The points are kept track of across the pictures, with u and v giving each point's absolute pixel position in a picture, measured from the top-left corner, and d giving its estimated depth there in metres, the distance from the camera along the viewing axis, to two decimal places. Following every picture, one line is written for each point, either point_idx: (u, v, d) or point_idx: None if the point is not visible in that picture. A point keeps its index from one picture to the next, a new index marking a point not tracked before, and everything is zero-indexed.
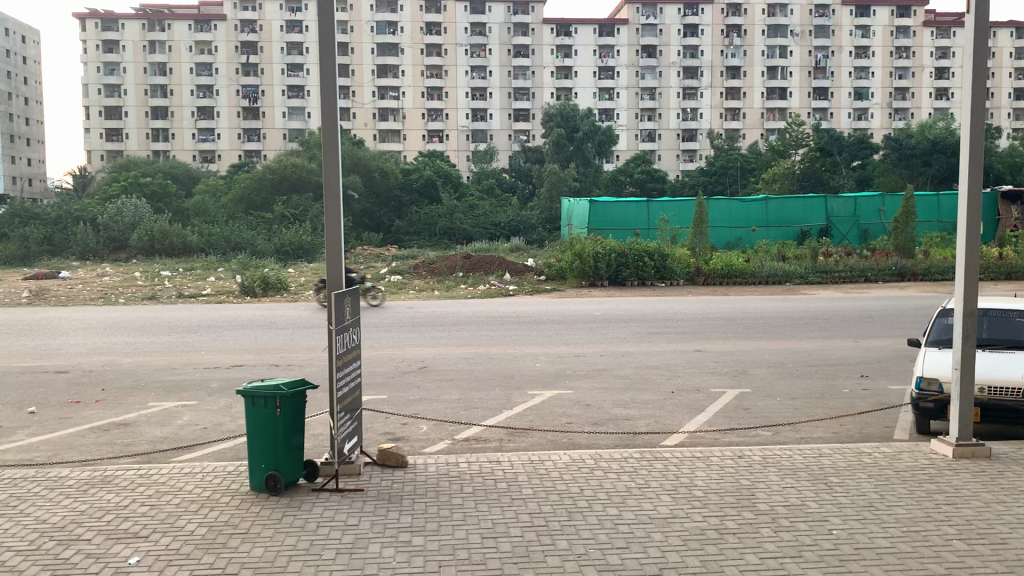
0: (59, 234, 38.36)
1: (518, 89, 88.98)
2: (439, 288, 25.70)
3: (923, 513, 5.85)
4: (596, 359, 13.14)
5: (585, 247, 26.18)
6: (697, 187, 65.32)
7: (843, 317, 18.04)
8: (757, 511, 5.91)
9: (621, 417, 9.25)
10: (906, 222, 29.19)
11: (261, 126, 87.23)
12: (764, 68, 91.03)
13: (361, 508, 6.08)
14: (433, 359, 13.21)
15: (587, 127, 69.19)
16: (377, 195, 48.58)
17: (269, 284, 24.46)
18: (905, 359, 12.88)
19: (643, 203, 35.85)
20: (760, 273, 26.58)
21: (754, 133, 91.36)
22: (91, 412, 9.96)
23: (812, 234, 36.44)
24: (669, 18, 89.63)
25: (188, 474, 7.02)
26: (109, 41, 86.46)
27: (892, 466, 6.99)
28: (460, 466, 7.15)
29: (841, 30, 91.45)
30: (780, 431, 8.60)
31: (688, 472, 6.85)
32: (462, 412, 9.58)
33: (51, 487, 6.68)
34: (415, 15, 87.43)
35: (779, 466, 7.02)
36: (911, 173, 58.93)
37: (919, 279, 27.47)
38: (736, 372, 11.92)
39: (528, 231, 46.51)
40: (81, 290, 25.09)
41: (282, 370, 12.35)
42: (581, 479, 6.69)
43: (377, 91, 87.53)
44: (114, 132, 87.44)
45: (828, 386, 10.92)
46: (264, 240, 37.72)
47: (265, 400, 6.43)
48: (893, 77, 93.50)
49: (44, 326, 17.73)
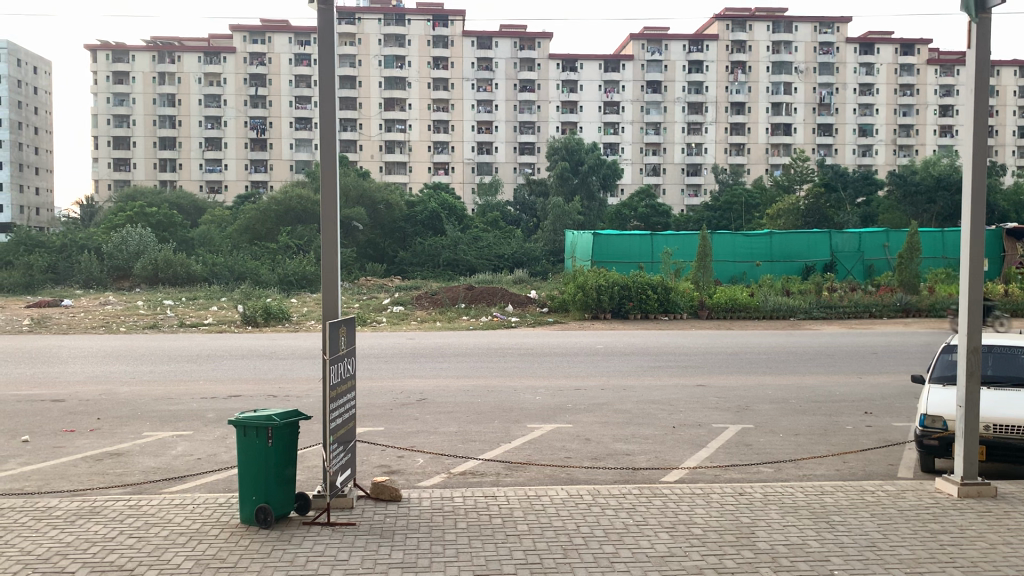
0: (64, 263, 38.48)
1: (523, 123, 89.51)
2: (439, 320, 25.55)
3: (927, 553, 5.71)
4: (597, 392, 12.99)
5: (588, 280, 26.13)
6: (702, 222, 65.32)
7: (848, 354, 17.85)
8: (757, 550, 5.77)
9: (621, 452, 9.12)
10: (910, 258, 29.07)
11: (268, 157, 87.92)
12: (769, 104, 91.32)
13: (352, 543, 5.96)
14: (432, 391, 13.05)
15: (592, 160, 69.42)
16: (382, 227, 48.75)
17: (271, 313, 24.35)
18: (909, 396, 12.72)
19: (647, 237, 35.87)
20: (764, 307, 26.45)
21: (758, 169, 91.86)
22: (86, 441, 9.84)
23: (817, 269, 36.32)
24: (675, 54, 90.24)
25: (178, 505, 6.89)
26: (119, 73, 87.43)
27: (896, 505, 6.86)
28: (455, 501, 7.02)
29: (845, 67, 91.91)
30: (781, 468, 8.47)
31: (688, 509, 6.72)
32: (459, 445, 9.44)
33: (39, 517, 6.57)
34: (422, 49, 88.02)
35: (781, 504, 6.87)
36: (916, 210, 58.75)
37: (925, 315, 27.25)
38: (739, 408, 11.76)
39: (532, 264, 46.63)
40: (83, 319, 25.03)
41: (280, 401, 12.23)
42: (578, 516, 6.54)
43: (384, 124, 88.11)
44: (122, 162, 88.12)
45: (832, 422, 10.78)
46: (268, 270, 37.80)
47: (258, 431, 6.33)
48: (897, 114, 94.21)
49: (44, 354, 17.60)
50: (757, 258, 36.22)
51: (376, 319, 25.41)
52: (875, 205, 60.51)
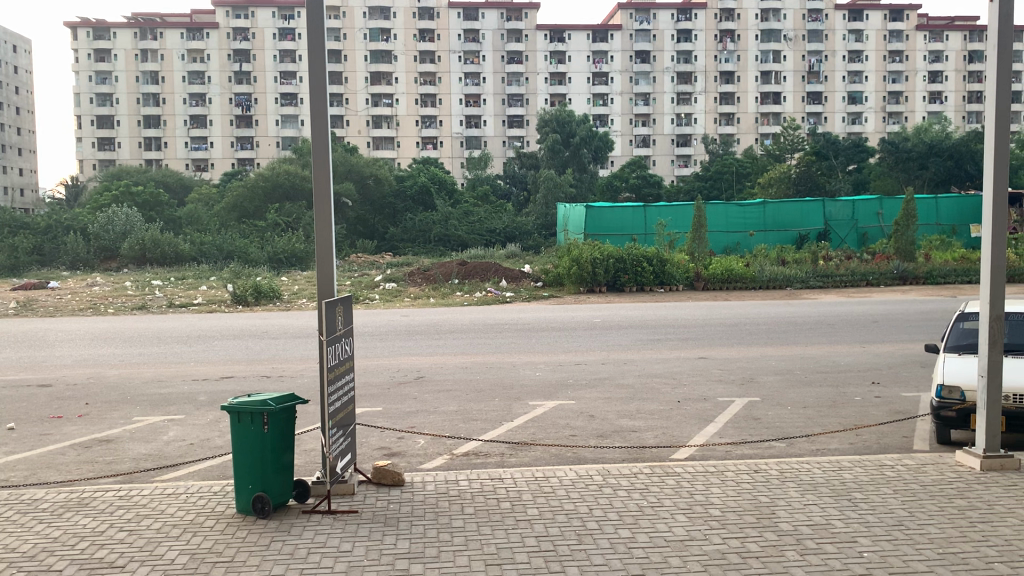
0: (49, 243, 37.88)
1: (511, 95, 88.76)
2: (433, 296, 25.17)
3: (958, 532, 5.45)
4: (598, 368, 12.71)
5: (583, 253, 25.81)
6: (693, 193, 65.08)
7: (850, 323, 17.59)
8: (779, 532, 5.51)
9: (627, 429, 8.85)
10: (907, 224, 28.69)
11: (254, 134, 86.79)
12: (758, 73, 90.82)
13: (354, 532, 5.67)
14: (429, 369, 12.74)
15: (584, 132, 68.37)
16: (372, 202, 48.23)
17: (261, 293, 23.96)
18: (916, 365, 12.52)
19: (640, 208, 35.51)
20: (760, 277, 26.24)
21: (748, 138, 91.26)
22: (73, 428, 9.50)
23: (811, 238, 36.12)
24: (663, 23, 89.41)
25: (171, 495, 6.59)
26: (100, 50, 86.07)
27: (918, 479, 6.61)
28: (460, 484, 6.74)
29: (834, 34, 91.42)
30: (794, 443, 8.22)
31: (703, 489, 6.46)
32: (460, 425, 9.12)
33: (23, 511, 6.26)
34: (408, 22, 86.95)
35: (799, 481, 6.63)
36: (908, 176, 58.58)
37: (921, 283, 27.03)
38: (743, 380, 11.52)
39: (524, 238, 46.23)
40: (69, 301, 24.44)
41: (274, 382, 11.95)
42: (588, 499, 6.27)
43: (371, 99, 87.08)
44: (106, 141, 86.93)
45: (839, 393, 10.56)
46: (257, 249, 37.28)
47: (253, 416, 6.02)
48: (886, 81, 93.36)
49: (30, 338, 17.13)
50: (750, 228, 35.95)
51: (369, 297, 25.02)
52: (866, 171, 60.70)
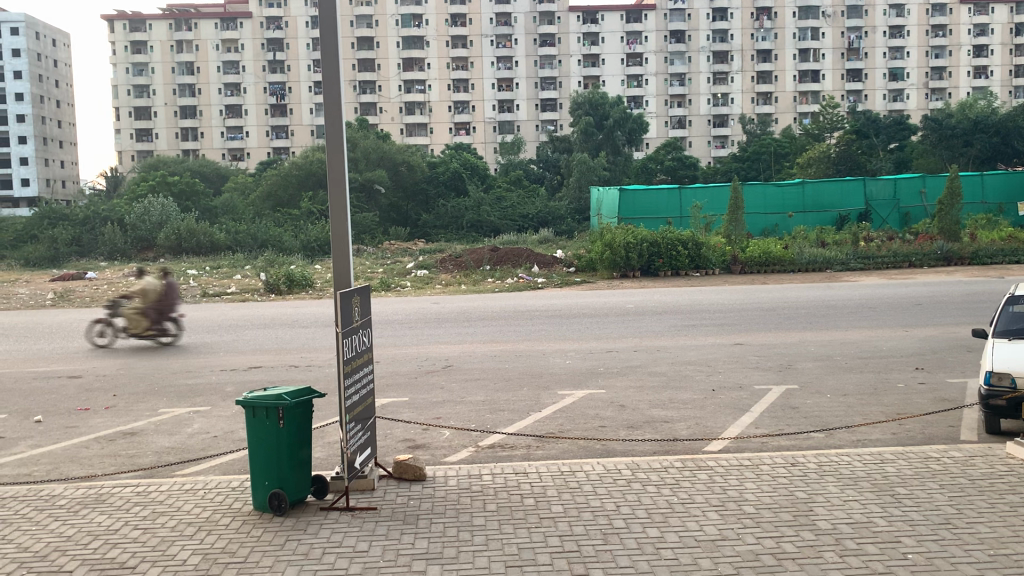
0: (87, 234, 38.46)
1: (544, 79, 87.93)
2: (465, 282, 25.02)
3: (1009, 531, 5.11)
4: (629, 354, 12.41)
5: (616, 237, 25.42)
6: (730, 174, 64.12)
7: (890, 306, 17.03)
8: (817, 531, 5.21)
9: (659, 420, 8.57)
10: (951, 203, 27.73)
11: (289, 122, 87.20)
12: (796, 51, 88.98)
13: (372, 531, 5.47)
14: (457, 358, 12.55)
15: (617, 114, 67.64)
16: (405, 189, 48.23)
17: (293, 281, 23.97)
18: (962, 350, 12.02)
19: (676, 190, 34.97)
20: (799, 260, 25.62)
21: (786, 118, 89.57)
22: (100, 420, 9.47)
23: (851, 218, 35.30)
24: (698, 2, 87.87)
25: (189, 491, 6.45)
26: (137, 42, 86.99)
27: (967, 473, 6.25)
28: (483, 479, 6.52)
29: (873, 10, 89.39)
30: (834, 433, 7.87)
31: (737, 483, 6.18)
32: (487, 416, 8.92)
33: (41, 508, 6.16)
34: (439, 7, 86.89)
35: (838, 475, 6.30)
36: (952, 154, 57.16)
37: (966, 263, 26.21)
38: (781, 367, 11.15)
39: (557, 222, 46.10)
40: (105, 291, 24.79)
41: (301, 371, 11.86)
42: (615, 495, 6.00)
43: (404, 85, 87.17)
44: (144, 132, 87.91)
45: (881, 379, 10.18)
46: (291, 237, 37.62)
47: (267, 411, 5.85)
48: (929, 56, 90.86)
49: (63, 330, 17.20)
50: (789, 209, 35.17)
51: (400, 283, 24.88)
52: (908, 150, 59.45)
